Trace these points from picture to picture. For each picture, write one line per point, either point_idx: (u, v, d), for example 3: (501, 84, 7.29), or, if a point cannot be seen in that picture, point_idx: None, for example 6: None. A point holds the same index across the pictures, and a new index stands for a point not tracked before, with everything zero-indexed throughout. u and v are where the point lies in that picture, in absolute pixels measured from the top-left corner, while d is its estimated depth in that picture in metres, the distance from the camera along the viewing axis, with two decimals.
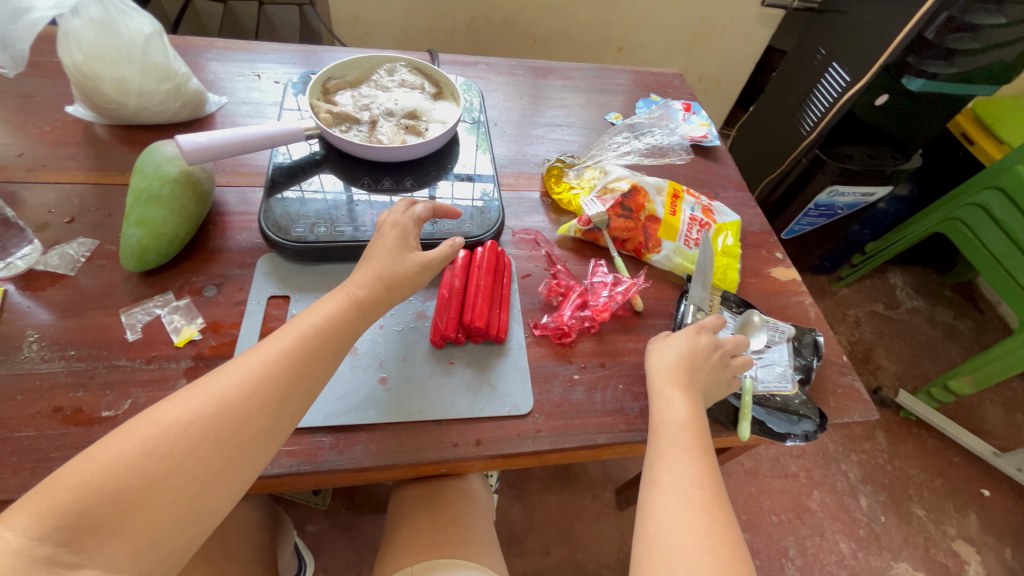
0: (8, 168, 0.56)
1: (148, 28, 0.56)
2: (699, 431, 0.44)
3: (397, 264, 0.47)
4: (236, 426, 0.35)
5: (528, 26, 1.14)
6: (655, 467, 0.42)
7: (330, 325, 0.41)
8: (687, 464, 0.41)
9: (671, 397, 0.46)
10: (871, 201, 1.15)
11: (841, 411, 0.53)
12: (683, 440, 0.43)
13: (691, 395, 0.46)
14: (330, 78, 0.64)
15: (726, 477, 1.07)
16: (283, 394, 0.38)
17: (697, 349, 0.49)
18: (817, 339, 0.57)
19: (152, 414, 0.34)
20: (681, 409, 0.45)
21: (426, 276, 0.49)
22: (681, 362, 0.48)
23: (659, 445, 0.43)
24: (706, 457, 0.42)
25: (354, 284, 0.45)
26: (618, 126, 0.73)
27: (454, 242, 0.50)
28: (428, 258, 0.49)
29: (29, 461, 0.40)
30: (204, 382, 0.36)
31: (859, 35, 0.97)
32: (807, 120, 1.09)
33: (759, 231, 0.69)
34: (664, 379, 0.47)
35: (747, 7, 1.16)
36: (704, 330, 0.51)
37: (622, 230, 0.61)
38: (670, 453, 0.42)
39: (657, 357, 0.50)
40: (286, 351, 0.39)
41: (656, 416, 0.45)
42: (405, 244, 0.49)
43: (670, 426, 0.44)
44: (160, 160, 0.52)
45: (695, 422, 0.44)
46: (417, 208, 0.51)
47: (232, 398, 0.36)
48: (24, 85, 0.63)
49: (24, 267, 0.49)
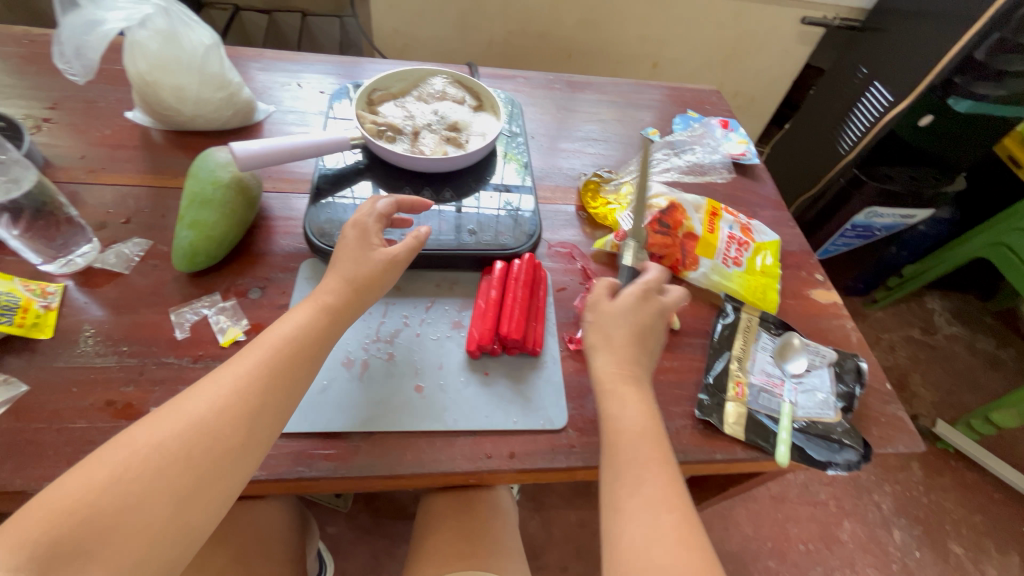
0: (70, 169, 0.59)
1: (208, 40, 0.59)
2: (653, 438, 0.42)
3: (363, 264, 0.47)
4: (209, 442, 0.36)
5: (564, 40, 1.15)
6: (617, 491, 0.40)
7: (299, 335, 0.42)
8: (649, 483, 0.40)
9: (625, 403, 0.44)
10: (911, 223, 1.12)
11: (884, 440, 0.51)
12: (640, 453, 0.41)
13: (641, 389, 0.45)
14: (376, 89, 0.66)
15: (751, 501, 1.05)
16: (256, 405, 0.38)
17: (641, 319, 0.48)
18: (859, 366, 0.55)
19: (124, 438, 0.34)
20: (635, 413, 0.43)
21: (394, 272, 0.49)
22: (627, 350, 0.47)
23: (617, 463, 0.41)
24: (665, 468, 0.41)
25: (322, 291, 0.46)
26: (658, 143, 0.74)
27: (418, 235, 0.50)
28: (393, 253, 0.48)
29: (83, 452, 0.41)
30: (174, 403, 0.37)
31: (903, 54, 0.96)
32: (846, 139, 1.07)
33: (799, 252, 0.67)
34: (612, 376, 0.45)
35: (786, 24, 1.15)
36: (650, 296, 0.50)
37: (661, 246, 0.60)
38: (631, 475, 0.40)
39: (598, 335, 0.48)
40: (257, 364, 0.40)
41: (608, 424, 0.43)
42: (366, 244, 0.48)
43: (627, 438, 0.42)
44: (214, 166, 0.54)
45: (651, 427, 0.43)
46: (379, 205, 0.51)
47: (204, 415, 0.36)
48: (88, 91, 0.66)
49: (82, 264, 0.51)
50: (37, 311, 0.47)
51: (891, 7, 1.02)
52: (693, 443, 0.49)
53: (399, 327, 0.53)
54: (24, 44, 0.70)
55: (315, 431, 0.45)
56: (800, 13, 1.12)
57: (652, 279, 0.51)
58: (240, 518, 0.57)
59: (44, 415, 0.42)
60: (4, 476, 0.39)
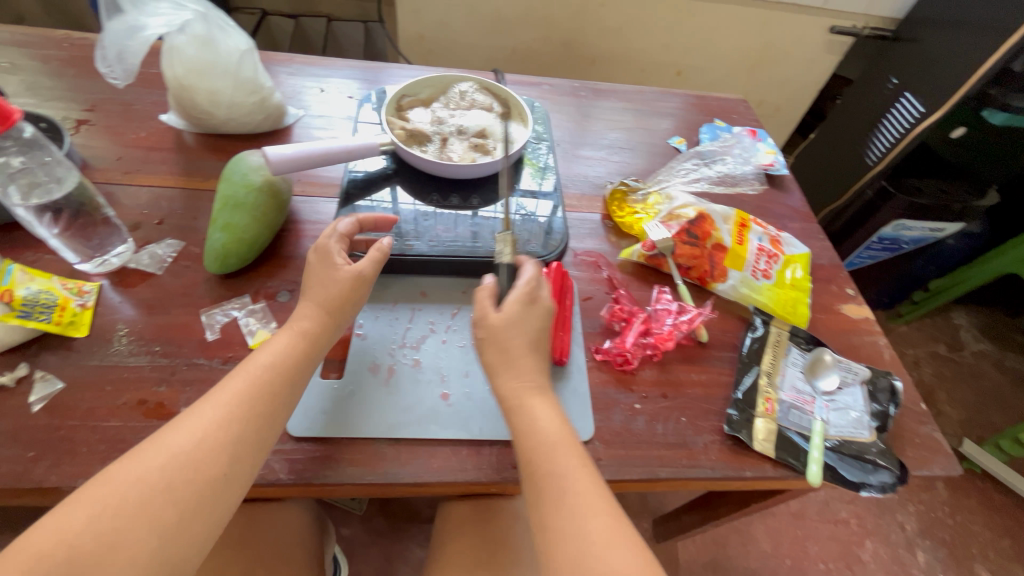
0: (106, 170, 0.60)
1: (243, 45, 0.60)
2: (568, 445, 0.42)
3: (331, 285, 0.46)
4: (190, 473, 0.36)
5: (588, 48, 1.15)
6: (544, 508, 0.39)
7: (278, 364, 0.42)
8: (572, 493, 0.39)
9: (534, 412, 0.43)
10: (940, 236, 1.09)
11: (919, 462, 0.50)
12: (558, 463, 0.40)
13: (548, 398, 0.44)
14: (404, 96, 0.66)
15: (770, 517, 1.02)
16: (237, 434, 0.38)
17: (524, 323, 0.46)
18: (894, 385, 0.53)
19: (104, 475, 0.34)
20: (548, 422, 0.43)
21: (365, 288, 0.48)
22: (527, 361, 0.45)
23: (537, 478, 0.40)
24: (585, 471, 0.41)
25: (298, 319, 0.46)
26: (687, 153, 0.73)
27: (381, 247, 0.49)
28: (359, 268, 0.48)
29: (116, 451, 0.42)
30: (155, 437, 0.37)
31: (936, 64, 0.94)
32: (874, 150, 1.05)
33: (829, 265, 0.66)
34: (517, 390, 0.44)
35: (814, 34, 1.13)
36: (537, 298, 0.48)
37: (688, 257, 0.60)
38: (552, 488, 0.39)
39: (493, 352, 0.45)
40: (237, 394, 0.40)
41: (522, 439, 0.42)
42: (330, 263, 0.47)
43: (542, 450, 0.41)
44: (246, 169, 0.54)
45: (565, 434, 0.42)
46: (339, 226, 0.50)
47: (185, 447, 0.37)
48: (125, 94, 0.68)
49: (117, 264, 0.52)
50: (74, 310, 0.48)
51: (922, 17, 1.00)
52: (722, 459, 0.48)
53: (425, 333, 0.53)
54: (64, 48, 0.72)
55: (343, 437, 0.45)
56: (829, 22, 1.11)
57: (533, 279, 0.48)
58: (262, 519, 0.58)
59: (79, 413, 0.43)
60: (39, 472, 0.40)
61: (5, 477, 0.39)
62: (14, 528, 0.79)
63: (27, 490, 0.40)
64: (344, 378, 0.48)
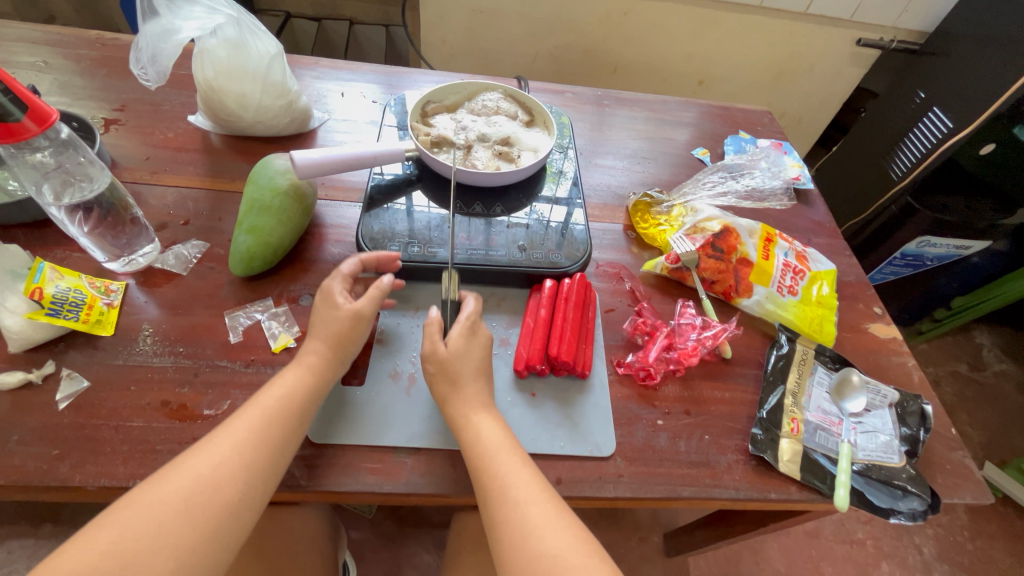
0: (134, 170, 0.60)
1: (272, 49, 0.60)
2: (509, 447, 0.43)
3: (333, 323, 0.46)
4: (207, 499, 0.36)
5: (610, 56, 1.15)
6: (491, 507, 0.40)
7: (291, 395, 0.42)
8: (513, 489, 0.40)
9: (478, 423, 0.43)
10: (966, 253, 1.06)
11: (950, 489, 0.48)
12: (499, 463, 0.41)
13: (490, 411, 0.45)
14: (429, 102, 0.67)
15: (784, 535, 1.00)
16: (254, 462, 0.39)
17: (467, 355, 0.46)
18: (924, 409, 0.52)
19: (125, 499, 0.35)
20: (490, 430, 0.43)
21: (364, 327, 0.47)
22: (472, 386, 0.45)
23: (482, 481, 0.41)
24: (527, 469, 0.42)
25: (307, 353, 0.45)
26: (714, 166, 0.72)
27: (381, 285, 0.48)
28: (356, 306, 0.47)
29: (138, 451, 0.42)
30: (174, 464, 0.37)
31: (966, 79, 0.92)
32: (898, 165, 1.03)
33: (856, 282, 0.65)
34: (462, 409, 0.44)
35: (840, 46, 1.12)
36: (478, 329, 0.48)
37: (712, 271, 0.59)
38: (495, 488, 0.40)
39: (442, 383, 0.45)
40: (253, 423, 0.40)
41: (467, 451, 0.43)
42: (332, 303, 0.47)
43: (484, 454, 0.42)
44: (273, 173, 0.54)
45: (505, 438, 0.43)
46: (344, 266, 0.49)
47: (203, 474, 0.37)
48: (155, 94, 0.69)
49: (143, 264, 0.53)
50: (101, 309, 0.49)
51: (952, 31, 0.98)
52: (746, 480, 0.47)
53: None
54: (96, 48, 0.73)
55: (363, 444, 0.45)
56: (856, 34, 1.10)
57: (473, 311, 0.48)
58: (276, 523, 0.58)
59: (103, 412, 0.43)
60: (63, 471, 0.40)
61: (30, 474, 0.40)
62: (31, 519, 0.80)
63: (52, 488, 0.40)
64: (365, 386, 0.48)
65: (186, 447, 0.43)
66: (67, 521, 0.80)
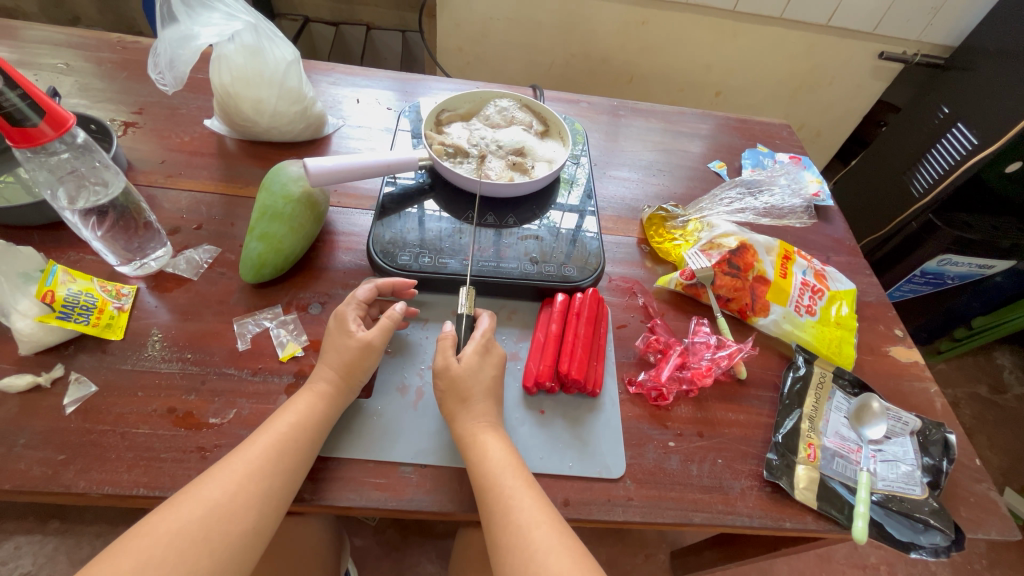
0: (150, 173, 0.61)
1: (289, 55, 0.61)
2: (516, 468, 0.42)
3: (344, 352, 0.45)
4: (223, 527, 0.36)
5: (626, 65, 1.14)
6: (494, 528, 0.39)
7: (305, 421, 0.42)
8: (518, 510, 0.39)
9: (484, 442, 0.43)
10: (989, 273, 1.03)
11: (974, 523, 0.47)
12: (503, 484, 0.40)
13: (499, 431, 0.44)
14: (444, 110, 0.66)
15: (795, 558, 0.98)
16: (267, 489, 0.38)
17: (479, 375, 0.45)
18: (947, 438, 0.50)
19: (143, 526, 0.35)
20: (497, 450, 0.42)
21: (374, 357, 0.46)
22: (482, 404, 0.45)
23: (485, 501, 0.40)
24: (532, 491, 0.41)
25: (318, 378, 0.45)
26: (732, 181, 0.71)
27: (393, 315, 0.48)
28: (367, 337, 0.46)
29: (143, 459, 0.41)
30: (190, 490, 0.37)
31: (992, 95, 0.90)
32: (919, 181, 1.00)
33: (877, 303, 0.63)
34: (471, 428, 0.43)
35: (861, 59, 1.11)
36: (491, 347, 0.48)
37: (728, 288, 0.58)
38: (499, 508, 0.39)
39: (452, 399, 0.44)
40: (266, 449, 0.40)
41: (472, 471, 0.42)
42: (344, 330, 0.47)
43: (489, 473, 0.41)
44: (286, 180, 0.54)
45: (512, 459, 0.42)
46: (359, 292, 0.49)
47: (220, 501, 0.37)
48: (172, 98, 0.69)
49: (155, 268, 0.53)
50: (111, 313, 0.49)
51: (979, 47, 0.96)
52: (760, 508, 0.45)
53: None
54: (117, 50, 0.74)
55: (368, 458, 0.44)
56: (878, 47, 1.08)
57: (486, 330, 0.48)
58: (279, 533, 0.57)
59: (110, 418, 0.43)
60: (68, 477, 0.40)
61: (35, 478, 0.39)
62: (38, 515, 0.80)
63: (55, 494, 0.39)
64: (372, 399, 0.47)
65: (190, 456, 0.42)
66: (72, 519, 0.80)
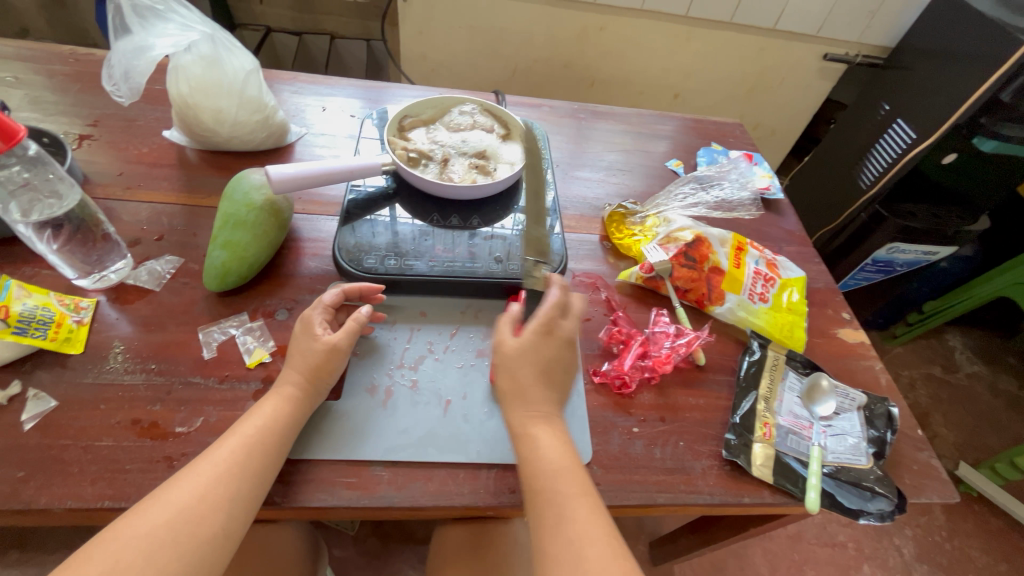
0: (107, 186, 0.60)
1: (248, 65, 0.61)
2: (570, 473, 0.42)
3: (309, 355, 0.46)
4: (192, 529, 0.36)
5: (589, 70, 1.17)
6: (544, 532, 0.39)
7: (272, 424, 0.42)
8: (570, 521, 0.39)
9: (540, 441, 0.43)
10: (934, 259, 1.09)
11: (917, 489, 0.50)
12: (557, 489, 0.40)
13: (556, 429, 0.44)
14: (406, 116, 0.67)
15: (767, 540, 1.01)
16: (236, 491, 0.39)
17: (546, 354, 0.46)
18: (890, 411, 0.54)
19: (111, 531, 0.35)
20: (551, 450, 0.42)
21: (340, 360, 0.47)
22: (543, 392, 0.45)
23: (538, 503, 0.40)
24: (586, 500, 0.40)
25: (285, 381, 0.45)
26: (685, 177, 0.73)
27: (359, 318, 0.49)
28: (333, 340, 0.47)
29: (107, 471, 0.41)
30: (157, 494, 0.37)
31: (926, 92, 0.96)
32: (867, 174, 1.06)
33: (825, 289, 0.67)
34: (523, 419, 0.44)
35: (808, 60, 1.16)
36: (554, 329, 0.47)
37: (685, 280, 0.60)
38: (551, 514, 0.40)
39: (505, 380, 0.45)
40: (234, 452, 0.40)
41: (526, 470, 0.42)
42: (310, 334, 0.47)
43: (543, 477, 0.41)
44: (248, 188, 0.54)
45: (567, 462, 0.42)
46: (326, 295, 0.50)
47: (187, 504, 0.37)
48: (129, 109, 0.68)
49: (115, 280, 0.52)
50: (70, 326, 0.48)
51: (912, 47, 1.02)
52: (720, 485, 0.48)
53: (423, 354, 0.52)
54: (69, 63, 0.72)
55: (338, 459, 0.45)
56: (823, 49, 1.14)
57: (553, 306, 0.47)
58: (252, 545, 0.56)
59: (71, 432, 0.42)
60: (29, 493, 0.39)
61: None
62: None
63: (16, 511, 0.39)
64: (342, 401, 0.48)
65: (156, 466, 0.42)
66: (35, 548, 0.77)
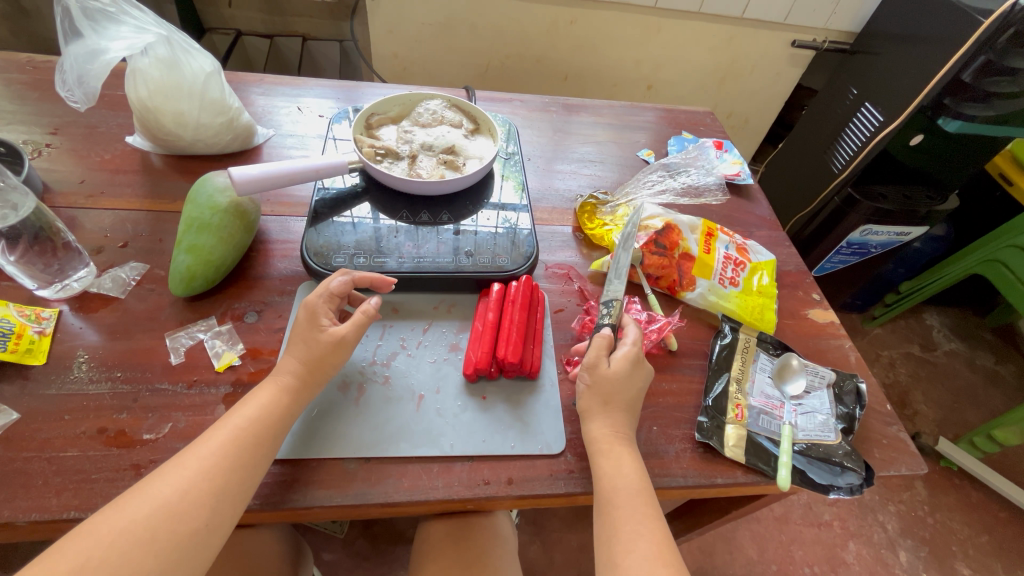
0: (69, 194, 0.59)
1: (209, 66, 0.60)
2: (646, 495, 0.43)
3: (314, 347, 0.46)
4: (172, 525, 0.36)
5: (561, 64, 1.18)
6: (617, 544, 0.41)
7: (262, 417, 0.42)
8: (644, 539, 0.41)
9: (621, 460, 0.44)
10: (907, 240, 1.11)
11: (887, 462, 0.51)
12: (636, 508, 0.42)
13: (633, 452, 0.45)
14: (374, 113, 0.67)
15: (754, 522, 1.03)
16: (222, 484, 0.38)
17: (624, 378, 0.47)
18: (859, 387, 0.55)
19: (87, 526, 0.35)
20: (632, 471, 0.44)
21: (346, 352, 0.47)
22: (620, 414, 0.47)
23: (615, 517, 0.42)
24: (657, 522, 0.42)
25: (280, 371, 0.45)
26: (653, 165, 0.74)
27: (367, 309, 0.48)
28: (341, 333, 0.46)
29: (73, 482, 0.40)
30: (139, 488, 0.37)
31: (892, 75, 0.97)
32: (839, 157, 1.07)
33: (796, 271, 0.68)
34: (607, 437, 0.45)
35: (777, 48, 1.18)
36: (643, 360, 0.49)
37: (656, 267, 0.61)
38: (626, 529, 0.42)
39: (592, 398, 0.47)
40: (221, 445, 0.40)
41: (604, 484, 0.43)
42: (316, 324, 0.46)
43: (624, 493, 0.43)
44: (212, 191, 0.54)
45: (644, 485, 0.44)
46: (333, 282, 0.49)
47: (170, 499, 0.37)
48: (90, 116, 0.67)
49: (78, 289, 0.51)
50: (31, 337, 0.47)
51: (876, 31, 1.04)
52: (694, 468, 0.48)
53: (396, 350, 0.52)
54: (27, 71, 0.71)
55: (315, 458, 0.44)
56: (790, 36, 1.15)
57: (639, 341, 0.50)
58: (230, 550, 0.56)
59: (34, 444, 0.42)
60: None
61: None
62: None
63: None
64: (315, 401, 0.48)
65: (123, 475, 0.41)
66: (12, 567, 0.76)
